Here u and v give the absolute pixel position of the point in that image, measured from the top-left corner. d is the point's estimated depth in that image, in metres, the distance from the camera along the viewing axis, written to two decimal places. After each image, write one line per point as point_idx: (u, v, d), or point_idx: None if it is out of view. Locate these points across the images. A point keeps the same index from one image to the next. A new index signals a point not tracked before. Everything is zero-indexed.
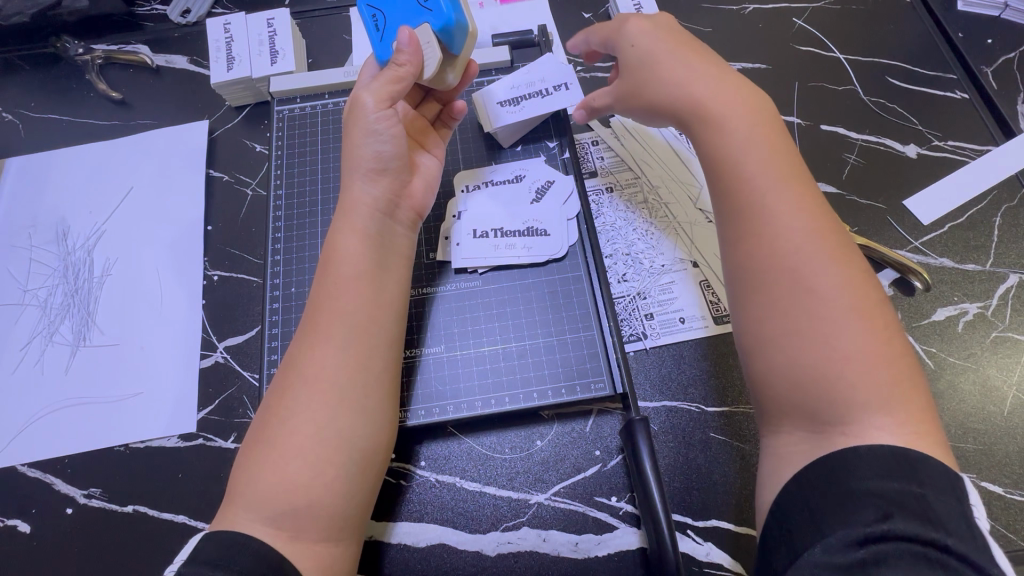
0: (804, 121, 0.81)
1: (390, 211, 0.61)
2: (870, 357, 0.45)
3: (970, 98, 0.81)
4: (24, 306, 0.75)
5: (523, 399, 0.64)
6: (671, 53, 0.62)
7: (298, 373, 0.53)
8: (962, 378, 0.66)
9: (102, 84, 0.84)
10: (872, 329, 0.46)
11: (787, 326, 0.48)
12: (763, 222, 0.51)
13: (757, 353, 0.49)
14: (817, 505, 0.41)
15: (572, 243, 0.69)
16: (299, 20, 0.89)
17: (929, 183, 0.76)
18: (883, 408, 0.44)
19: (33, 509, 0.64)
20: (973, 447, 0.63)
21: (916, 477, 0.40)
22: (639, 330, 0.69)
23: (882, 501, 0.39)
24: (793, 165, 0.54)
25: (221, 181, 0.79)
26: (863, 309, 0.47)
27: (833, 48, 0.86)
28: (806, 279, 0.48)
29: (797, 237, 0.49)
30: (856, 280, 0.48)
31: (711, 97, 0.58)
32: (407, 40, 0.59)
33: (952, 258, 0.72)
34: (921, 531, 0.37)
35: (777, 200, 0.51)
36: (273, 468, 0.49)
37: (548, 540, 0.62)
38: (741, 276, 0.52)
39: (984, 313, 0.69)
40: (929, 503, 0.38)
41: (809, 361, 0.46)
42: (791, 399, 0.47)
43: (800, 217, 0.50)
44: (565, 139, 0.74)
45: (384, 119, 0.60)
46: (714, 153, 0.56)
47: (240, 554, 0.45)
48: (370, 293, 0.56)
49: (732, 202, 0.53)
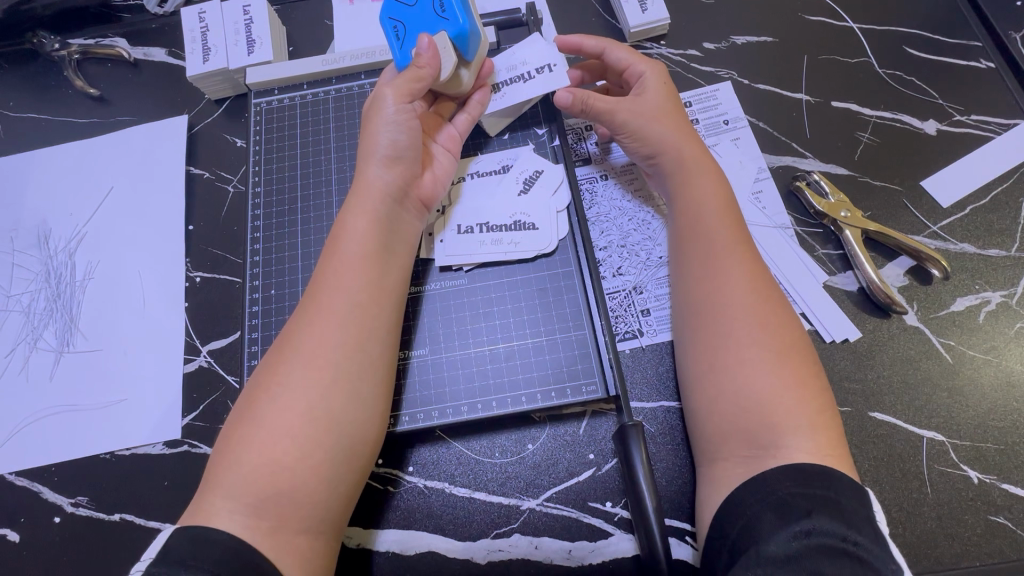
0: (814, 98, 0.75)
1: (402, 198, 0.59)
2: (797, 393, 0.48)
3: (996, 68, 0.75)
4: (7, 312, 0.73)
5: (511, 403, 0.61)
6: (662, 100, 0.64)
7: (294, 349, 0.52)
8: (983, 373, 0.62)
9: (79, 80, 0.81)
10: (793, 370, 0.49)
11: (729, 354, 0.50)
12: (714, 264, 0.55)
13: (713, 379, 0.51)
14: (754, 509, 0.43)
15: (562, 237, 0.66)
16: (279, 5, 0.85)
17: (950, 162, 0.71)
18: (814, 432, 0.46)
19: (22, 518, 0.64)
20: (994, 447, 0.60)
21: (828, 484, 0.43)
22: (635, 326, 0.66)
23: (805, 500, 0.42)
24: (738, 216, 0.59)
25: (202, 179, 0.77)
26: (791, 353, 0.50)
27: (845, 16, 0.79)
28: (740, 321, 0.51)
29: (740, 281, 0.53)
30: (785, 327, 0.51)
31: (692, 164, 0.61)
32: (426, 46, 0.60)
33: (974, 244, 0.67)
34: (838, 528, 0.40)
35: (725, 242, 0.56)
36: (260, 445, 0.48)
37: (540, 547, 0.60)
38: (698, 312, 0.54)
39: (1008, 302, 0.65)
40: (843, 506, 0.41)
41: (748, 389, 0.48)
42: (730, 423, 0.49)
43: (743, 268, 0.54)
44: (554, 126, 0.70)
45: (403, 115, 0.59)
46: (689, 198, 0.59)
47: (207, 556, 0.43)
48: (373, 275, 0.55)
49: (700, 242, 0.57)
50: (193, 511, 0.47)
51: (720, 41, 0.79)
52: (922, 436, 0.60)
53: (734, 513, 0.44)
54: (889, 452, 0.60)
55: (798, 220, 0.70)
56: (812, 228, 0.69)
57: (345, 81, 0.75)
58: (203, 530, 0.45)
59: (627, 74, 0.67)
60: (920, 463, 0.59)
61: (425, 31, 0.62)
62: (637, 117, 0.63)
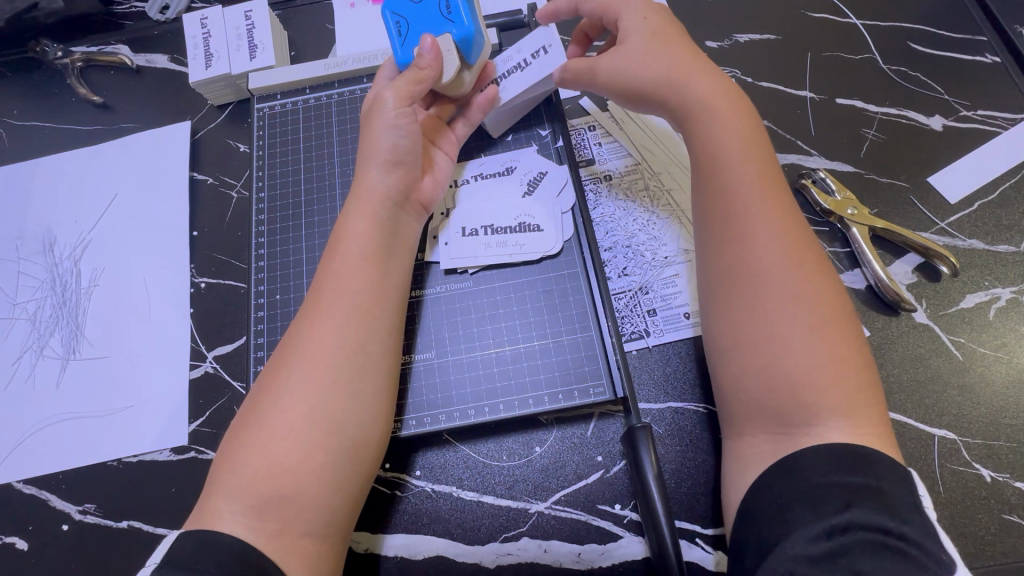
0: (818, 95, 0.75)
1: (402, 202, 0.59)
2: (831, 373, 0.46)
3: (1002, 62, 0.74)
4: (14, 320, 0.73)
5: (518, 405, 0.61)
6: (660, 41, 0.59)
7: (295, 353, 0.52)
8: (994, 370, 0.61)
9: (82, 88, 0.81)
10: (831, 343, 0.47)
11: (760, 329, 0.48)
12: (740, 227, 0.51)
13: (735, 356, 0.50)
14: (786, 498, 0.43)
15: (567, 238, 0.65)
16: (280, 10, 0.85)
17: (957, 158, 0.70)
18: (849, 410, 0.45)
19: (30, 526, 0.64)
20: (1007, 444, 0.59)
21: (867, 470, 0.42)
22: (641, 327, 0.66)
23: (842, 492, 0.41)
24: (769, 167, 0.54)
25: (206, 184, 0.77)
26: (829, 324, 0.48)
27: (849, 13, 0.79)
28: (773, 290, 0.49)
29: (772, 242, 0.50)
30: (822, 295, 0.49)
31: (710, 98, 0.56)
32: (429, 47, 0.60)
33: (982, 240, 0.67)
34: (881, 521, 0.39)
35: (754, 199, 0.52)
36: (261, 450, 0.48)
37: (549, 550, 0.59)
38: (724, 282, 0.51)
39: (1019, 299, 0.64)
40: (885, 494, 0.41)
41: (779, 364, 0.47)
42: (763, 400, 0.47)
43: (772, 236, 0.50)
44: (557, 126, 0.70)
45: (404, 118, 0.58)
46: (708, 151, 0.55)
47: (213, 558, 0.43)
48: (376, 276, 0.55)
49: (723, 204, 0.53)
50: (197, 516, 0.47)
51: (723, 40, 0.79)
52: (933, 434, 0.60)
53: (755, 511, 0.44)
54: (900, 452, 0.59)
55: (805, 219, 0.69)
56: (818, 226, 0.69)
57: (347, 84, 0.75)
58: (208, 534, 0.45)
59: (605, 18, 0.63)
60: (932, 462, 0.59)
61: (429, 29, 0.61)
62: (624, 71, 0.59)
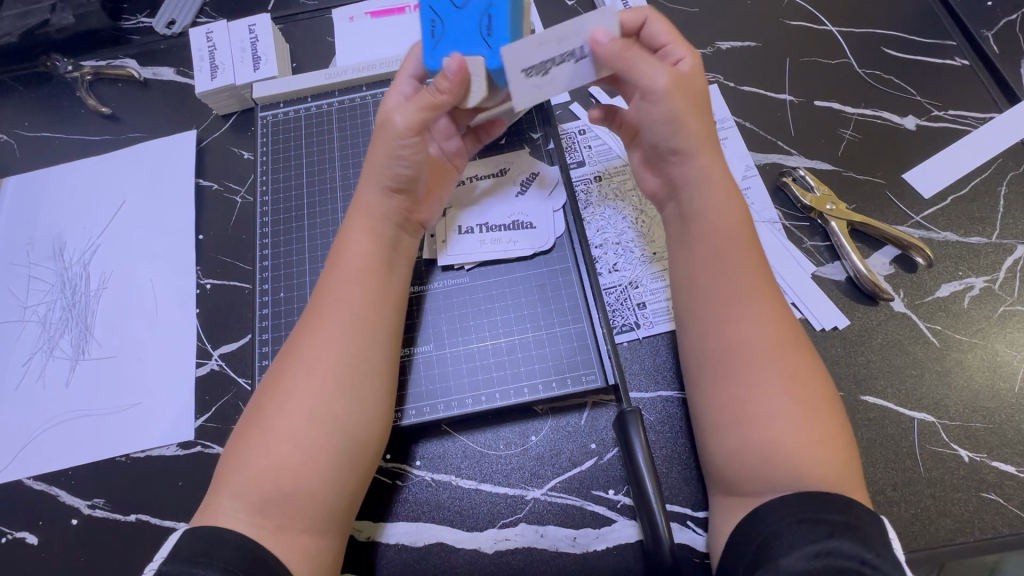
0: (796, 98, 0.78)
1: (402, 223, 0.62)
2: (816, 446, 0.47)
3: (971, 64, 0.78)
4: (25, 323, 0.76)
5: (515, 395, 0.63)
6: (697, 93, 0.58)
7: (298, 363, 0.54)
8: (969, 356, 0.64)
9: (91, 100, 0.85)
10: (818, 427, 0.48)
11: (752, 390, 0.50)
12: (736, 299, 0.53)
13: (733, 428, 0.50)
14: (775, 525, 0.44)
15: (559, 235, 0.68)
16: (282, 23, 0.88)
17: (930, 156, 0.74)
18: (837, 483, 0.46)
19: (40, 521, 0.66)
20: (983, 425, 0.62)
21: (845, 509, 0.43)
22: (631, 319, 0.68)
23: (826, 525, 0.42)
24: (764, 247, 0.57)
25: (211, 189, 0.80)
26: (813, 407, 0.49)
27: (825, 20, 0.83)
28: (768, 361, 0.50)
29: (768, 319, 0.52)
30: (809, 374, 0.50)
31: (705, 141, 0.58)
32: (454, 71, 0.55)
33: (956, 232, 0.70)
34: (859, 551, 0.41)
35: (749, 274, 0.54)
36: (266, 452, 0.50)
37: (546, 535, 0.61)
38: (714, 355, 0.53)
39: (991, 287, 0.67)
40: (863, 530, 0.42)
41: (768, 437, 0.48)
42: (754, 468, 0.48)
43: (768, 317, 0.52)
44: (548, 129, 0.73)
45: (410, 148, 0.59)
46: (712, 221, 0.57)
47: (221, 549, 0.45)
48: (376, 292, 0.58)
49: (723, 271, 0.55)
50: (202, 512, 0.50)
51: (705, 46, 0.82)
52: (912, 417, 0.62)
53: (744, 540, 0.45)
54: (882, 435, 0.62)
55: (787, 215, 0.72)
56: (798, 221, 0.72)
57: (348, 93, 0.78)
58: (212, 530, 0.47)
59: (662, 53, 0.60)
60: (912, 443, 0.61)
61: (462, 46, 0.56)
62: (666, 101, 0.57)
